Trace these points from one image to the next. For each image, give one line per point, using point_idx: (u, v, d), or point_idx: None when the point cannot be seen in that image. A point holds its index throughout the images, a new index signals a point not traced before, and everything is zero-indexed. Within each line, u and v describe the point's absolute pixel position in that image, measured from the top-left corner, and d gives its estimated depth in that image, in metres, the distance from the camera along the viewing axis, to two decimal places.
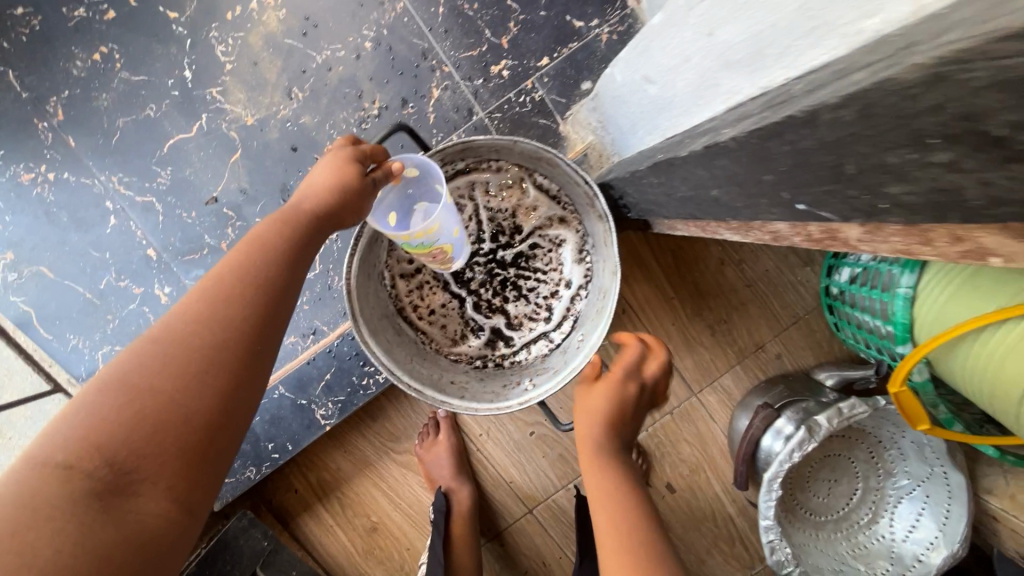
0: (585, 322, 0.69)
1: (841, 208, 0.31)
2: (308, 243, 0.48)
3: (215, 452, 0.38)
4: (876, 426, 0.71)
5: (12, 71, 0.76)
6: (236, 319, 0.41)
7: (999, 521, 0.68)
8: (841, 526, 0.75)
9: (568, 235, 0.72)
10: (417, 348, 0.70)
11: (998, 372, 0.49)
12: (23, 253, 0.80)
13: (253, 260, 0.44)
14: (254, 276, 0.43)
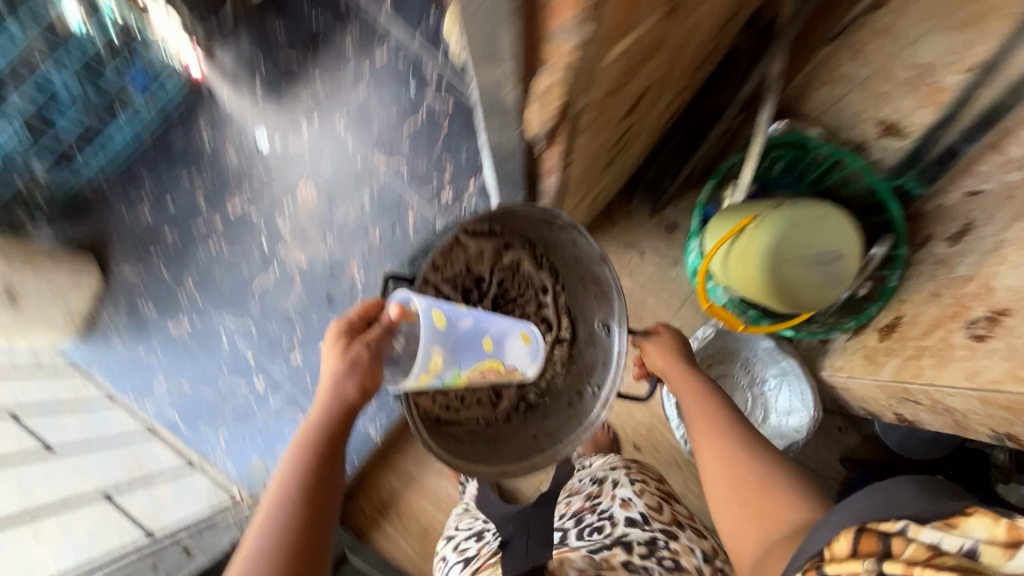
0: (586, 312, 0.89)
1: (559, 188, 0.75)
2: (334, 441, 0.66)
3: None
4: (737, 346, 1.05)
5: (163, 267, 1.26)
6: (293, 541, 0.59)
7: (839, 386, 0.98)
8: (745, 427, 1.05)
9: (520, 255, 0.88)
10: (490, 432, 0.86)
11: (733, 274, 0.88)
12: (171, 377, 1.23)
13: (293, 492, 0.62)
14: (300, 501, 0.61)
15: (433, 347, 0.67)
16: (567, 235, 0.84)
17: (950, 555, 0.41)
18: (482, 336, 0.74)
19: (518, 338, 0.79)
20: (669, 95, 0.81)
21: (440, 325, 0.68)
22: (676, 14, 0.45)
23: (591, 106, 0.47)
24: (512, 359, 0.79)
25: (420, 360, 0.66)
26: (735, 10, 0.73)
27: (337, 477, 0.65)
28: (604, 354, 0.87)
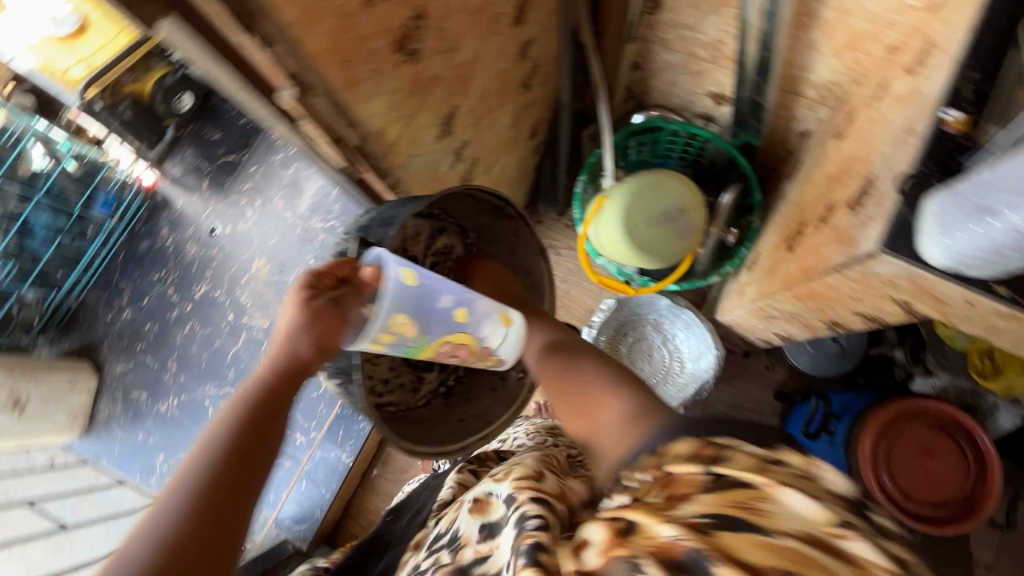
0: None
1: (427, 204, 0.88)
2: (280, 403, 0.55)
3: None
4: (641, 310, 1.17)
5: (148, 357, 1.43)
6: (193, 527, 0.45)
7: (732, 324, 1.08)
8: (666, 379, 1.15)
9: (453, 241, 0.87)
10: (412, 415, 0.82)
11: (605, 249, 1.02)
12: (170, 451, 1.37)
13: (206, 466, 0.49)
14: (212, 476, 0.48)
15: (393, 308, 0.62)
16: (509, 228, 0.85)
17: (778, 472, 0.38)
18: (453, 310, 0.67)
19: (496, 325, 0.70)
20: (509, 112, 0.97)
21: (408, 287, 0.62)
22: (419, 58, 0.60)
23: (374, 135, 0.61)
24: (492, 343, 0.71)
25: (378, 318, 0.61)
26: (535, 35, 0.88)
27: (275, 441, 0.53)
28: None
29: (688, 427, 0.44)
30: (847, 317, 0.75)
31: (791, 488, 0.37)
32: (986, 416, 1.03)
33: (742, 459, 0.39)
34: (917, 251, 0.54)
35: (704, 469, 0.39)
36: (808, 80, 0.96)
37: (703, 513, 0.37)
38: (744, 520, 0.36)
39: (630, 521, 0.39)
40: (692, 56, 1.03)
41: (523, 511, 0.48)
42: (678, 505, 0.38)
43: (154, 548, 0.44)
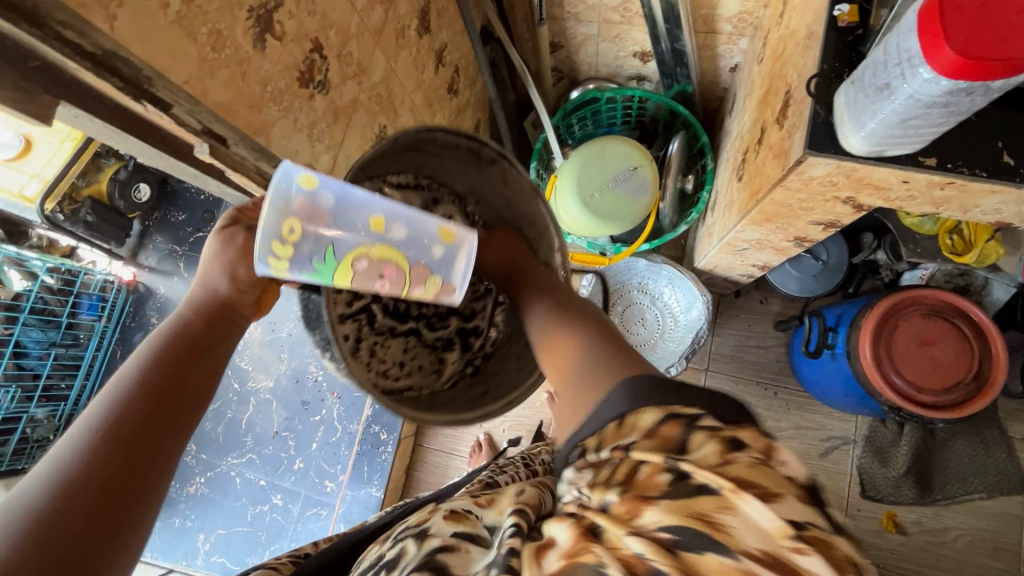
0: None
1: None
2: (203, 349, 0.48)
3: (117, 512, 0.39)
4: (623, 276, 1.18)
5: None
6: (82, 486, 0.38)
7: (713, 269, 1.10)
8: (663, 336, 1.16)
9: (450, 209, 0.74)
10: (436, 398, 0.72)
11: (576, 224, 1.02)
12: (206, 529, 1.30)
13: (110, 414, 0.42)
14: (119, 427, 0.41)
15: (297, 213, 0.47)
16: (497, 173, 0.71)
17: (740, 469, 0.33)
18: (367, 213, 0.50)
19: (436, 242, 0.54)
20: (443, 119, 0.98)
21: (314, 195, 0.47)
22: (329, 88, 0.62)
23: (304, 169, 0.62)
24: (433, 261, 0.55)
25: (263, 224, 0.46)
26: (447, 41, 0.90)
27: (201, 392, 0.47)
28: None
29: (650, 387, 0.41)
30: (808, 231, 0.76)
31: (753, 492, 0.32)
32: (981, 290, 1.05)
33: (702, 447, 0.34)
34: (841, 145, 0.54)
35: (671, 464, 0.34)
36: (720, 17, 0.97)
37: (664, 527, 0.32)
38: (705, 535, 0.31)
39: (593, 522, 0.34)
40: (605, 22, 1.05)
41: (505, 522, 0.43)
42: (641, 513, 0.33)
43: (37, 507, 0.37)
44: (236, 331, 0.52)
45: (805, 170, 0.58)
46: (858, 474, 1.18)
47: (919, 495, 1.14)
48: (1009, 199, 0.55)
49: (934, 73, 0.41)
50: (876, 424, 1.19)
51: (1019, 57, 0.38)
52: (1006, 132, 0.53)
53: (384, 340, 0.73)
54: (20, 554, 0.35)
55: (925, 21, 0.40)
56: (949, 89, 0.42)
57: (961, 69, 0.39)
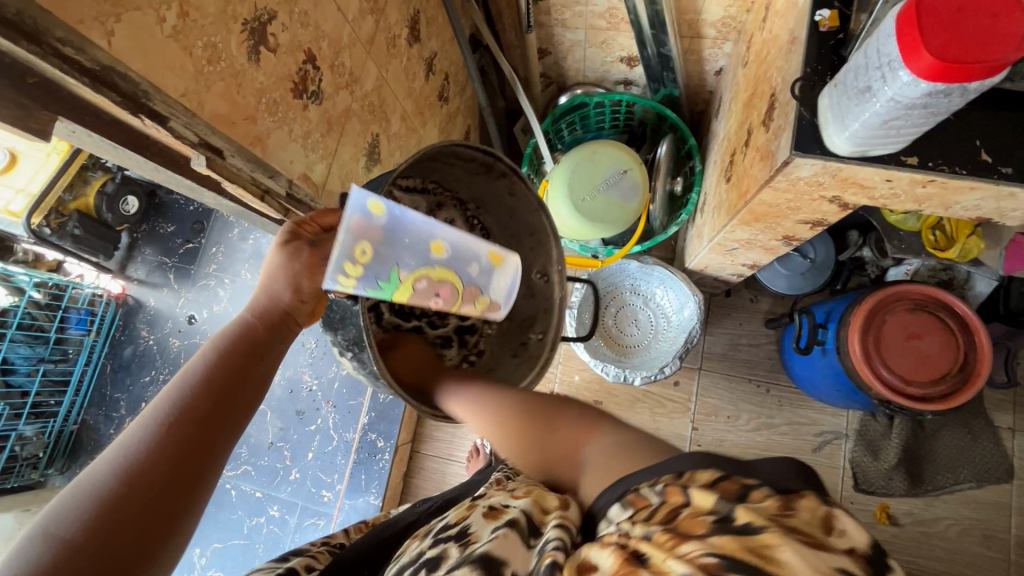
0: (521, 259, 0.80)
1: None
2: (260, 354, 0.53)
3: (175, 499, 0.44)
4: (616, 278, 1.19)
5: None
6: (146, 477, 0.43)
7: (703, 270, 1.13)
8: (656, 336, 1.18)
9: (452, 213, 0.77)
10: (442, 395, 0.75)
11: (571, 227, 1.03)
12: (203, 543, 1.29)
13: (175, 410, 0.46)
14: (180, 420, 0.46)
15: (368, 236, 0.52)
16: (504, 187, 0.74)
17: (791, 522, 0.36)
18: (428, 238, 0.56)
19: (481, 261, 0.62)
20: (434, 126, 0.99)
21: (377, 218, 0.51)
22: (322, 98, 0.63)
23: (299, 179, 0.63)
24: (479, 281, 0.63)
25: (340, 246, 0.50)
26: (436, 49, 0.91)
27: (252, 398, 0.51)
28: (548, 300, 0.79)
29: (706, 455, 0.43)
30: (796, 230, 0.78)
31: (794, 540, 0.34)
32: (964, 284, 1.08)
33: (761, 501, 0.38)
34: (826, 146, 0.56)
35: (719, 507, 0.37)
36: (704, 22, 0.99)
37: (710, 552, 0.34)
38: (751, 563, 0.32)
39: (638, 551, 0.37)
40: (592, 29, 1.06)
41: (546, 536, 0.44)
42: (683, 543, 0.35)
43: (105, 491, 0.42)
44: (292, 336, 0.56)
45: (792, 170, 0.59)
46: (851, 468, 1.20)
47: (910, 486, 1.16)
48: (988, 196, 0.56)
49: (913, 75, 0.43)
50: (867, 418, 1.21)
51: (994, 59, 0.39)
52: (984, 131, 0.55)
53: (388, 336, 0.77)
54: (91, 527, 0.40)
55: (904, 26, 0.42)
56: (930, 90, 0.44)
57: (940, 70, 0.41)
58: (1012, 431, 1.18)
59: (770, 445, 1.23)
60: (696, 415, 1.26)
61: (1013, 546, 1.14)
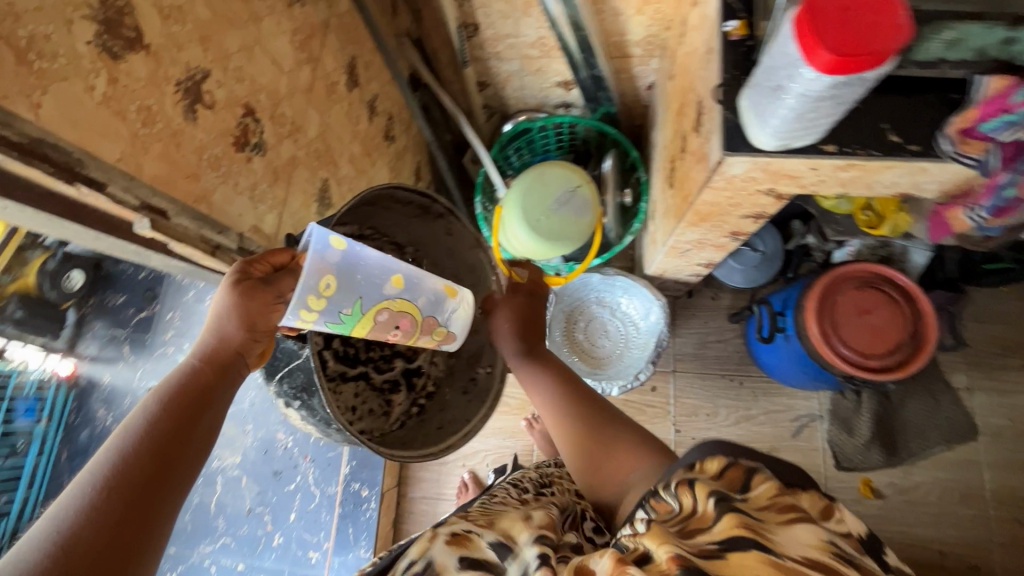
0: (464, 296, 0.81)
1: None
2: (208, 404, 0.48)
3: (113, 571, 0.39)
4: (581, 292, 1.21)
5: None
6: (71, 558, 0.38)
7: (662, 275, 1.16)
8: (627, 345, 1.19)
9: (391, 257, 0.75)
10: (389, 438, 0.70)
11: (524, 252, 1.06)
12: None
13: (110, 475, 0.42)
14: (120, 483, 0.42)
15: (332, 270, 0.52)
16: (441, 227, 0.75)
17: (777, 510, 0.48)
18: (388, 272, 0.56)
19: (441, 297, 0.63)
20: (383, 165, 1.00)
21: (337, 253, 0.51)
22: (266, 149, 0.63)
23: (250, 231, 0.62)
24: (435, 313, 0.63)
25: (302, 281, 0.50)
26: (377, 91, 0.93)
27: (201, 452, 0.47)
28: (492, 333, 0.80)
29: (715, 445, 0.54)
30: (740, 225, 0.82)
31: (783, 523, 0.46)
32: (903, 258, 1.14)
33: (757, 488, 0.51)
34: (752, 143, 0.60)
35: (716, 493, 0.49)
36: (630, 42, 1.04)
37: (714, 540, 0.44)
38: (751, 539, 0.43)
39: (645, 552, 0.44)
40: (526, 58, 1.11)
41: (532, 570, 0.50)
42: (696, 534, 0.46)
43: (31, 568, 0.37)
44: (241, 380, 0.51)
45: (726, 169, 0.63)
46: (830, 448, 1.23)
47: (887, 457, 1.20)
48: (902, 173, 0.61)
49: (814, 72, 0.47)
50: (837, 397, 1.25)
51: (880, 50, 0.43)
52: (889, 115, 0.60)
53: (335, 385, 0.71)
54: None
55: (801, 26, 0.45)
56: (832, 83, 0.48)
57: (837, 63, 0.45)
58: (970, 389, 1.24)
59: (751, 436, 1.25)
60: (677, 417, 1.28)
61: (990, 500, 1.19)
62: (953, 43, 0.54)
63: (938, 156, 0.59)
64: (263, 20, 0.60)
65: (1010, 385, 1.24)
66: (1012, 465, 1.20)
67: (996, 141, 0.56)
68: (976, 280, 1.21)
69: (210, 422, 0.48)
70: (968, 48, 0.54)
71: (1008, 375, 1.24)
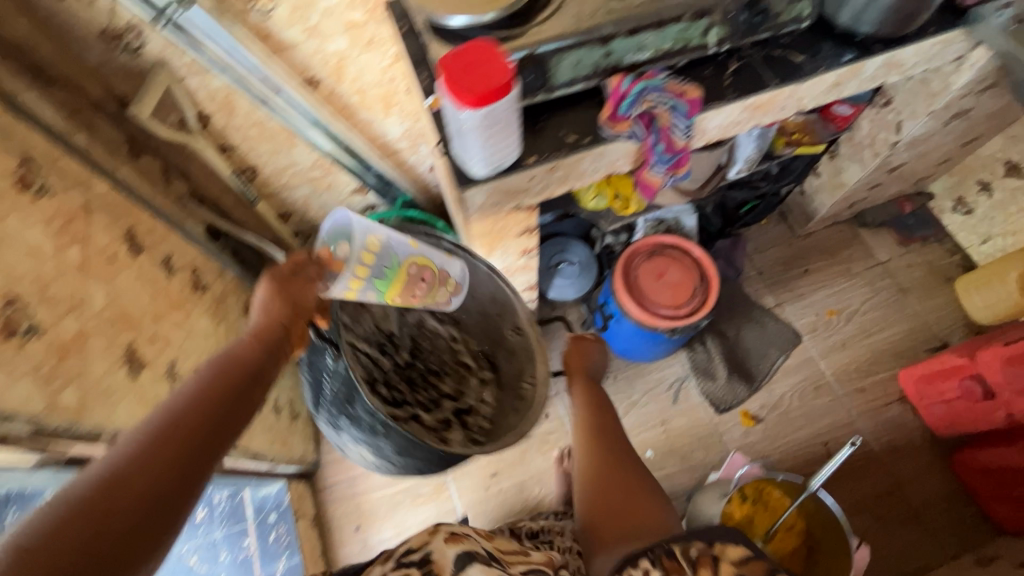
0: (498, 329, 1.05)
1: None
2: (261, 372, 0.62)
3: (186, 476, 0.51)
4: None
5: None
6: (159, 460, 0.50)
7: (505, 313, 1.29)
8: None
9: (420, 316, 1.07)
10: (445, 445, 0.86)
11: None
12: None
13: (178, 416, 0.53)
14: (197, 415, 0.54)
15: (369, 239, 0.74)
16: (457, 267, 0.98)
17: None
18: (407, 240, 0.81)
19: (445, 256, 0.89)
20: (202, 313, 1.03)
21: (367, 228, 0.74)
22: (42, 330, 0.64)
23: (43, 410, 0.62)
24: (445, 269, 0.88)
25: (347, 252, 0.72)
26: (169, 249, 0.97)
27: (251, 408, 0.60)
28: (530, 350, 1.01)
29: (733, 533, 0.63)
30: (521, 242, 0.97)
31: None
32: (679, 225, 1.39)
33: None
34: (475, 176, 0.76)
35: None
36: (392, 140, 1.22)
37: None
38: None
39: None
40: (313, 179, 1.23)
41: None
42: None
43: (127, 463, 0.48)
44: (279, 357, 0.66)
45: (470, 202, 0.78)
46: (706, 399, 1.38)
47: (748, 385, 1.38)
48: (592, 160, 0.81)
49: (472, 116, 0.64)
50: (692, 353, 1.42)
51: (502, 84, 0.62)
52: (561, 127, 0.80)
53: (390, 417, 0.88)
54: (107, 493, 0.46)
55: (447, 86, 0.62)
56: (490, 113, 0.64)
57: (479, 97, 0.61)
58: (780, 305, 1.49)
59: (642, 419, 1.37)
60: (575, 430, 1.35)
61: (835, 384, 1.40)
62: (575, 65, 0.77)
63: (605, 140, 0.79)
64: (4, 219, 0.64)
65: (804, 289, 1.51)
66: (836, 349, 1.44)
67: (634, 119, 0.77)
68: (739, 223, 1.50)
69: (259, 386, 0.62)
70: (586, 65, 0.78)
71: (796, 283, 1.52)
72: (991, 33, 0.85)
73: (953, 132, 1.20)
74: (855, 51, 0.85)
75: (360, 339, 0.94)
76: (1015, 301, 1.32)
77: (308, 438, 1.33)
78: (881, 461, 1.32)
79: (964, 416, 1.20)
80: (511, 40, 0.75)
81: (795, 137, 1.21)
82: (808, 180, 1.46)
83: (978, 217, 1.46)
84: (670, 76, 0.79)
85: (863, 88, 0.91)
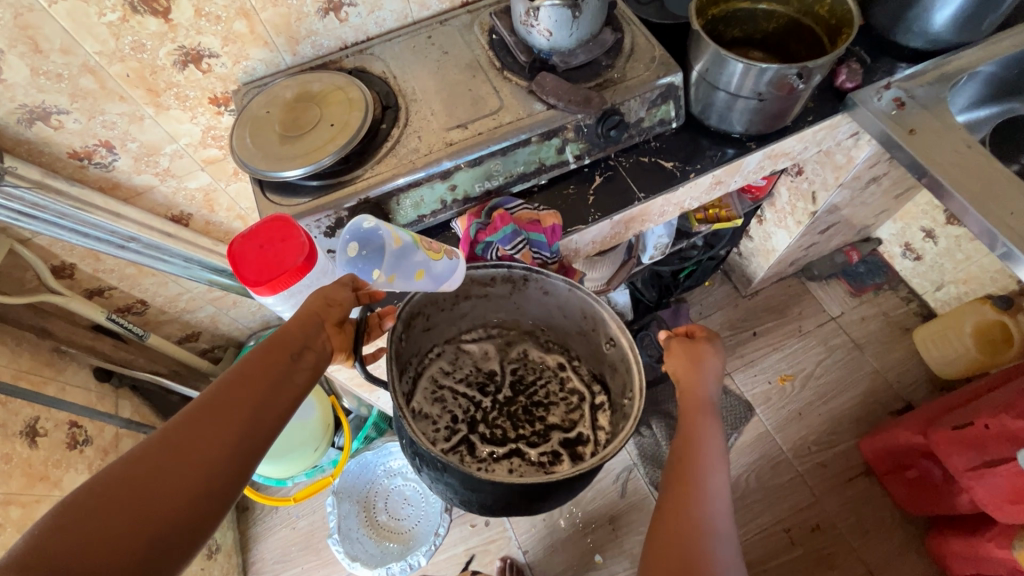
0: (594, 346, 0.74)
1: None
2: (303, 365, 0.55)
3: (220, 475, 0.47)
4: (361, 475, 1.25)
5: None
6: (191, 457, 0.46)
7: None
8: (422, 500, 1.23)
9: (523, 346, 0.82)
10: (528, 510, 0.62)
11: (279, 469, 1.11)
12: None
13: (214, 413, 0.49)
14: (234, 411, 0.49)
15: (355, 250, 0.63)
16: (537, 289, 0.72)
17: None
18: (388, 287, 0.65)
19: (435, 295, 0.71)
20: (80, 471, 0.96)
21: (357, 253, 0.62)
22: None
23: None
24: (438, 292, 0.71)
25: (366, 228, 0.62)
26: (37, 411, 0.91)
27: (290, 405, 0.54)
28: (624, 365, 0.67)
29: None
30: None
31: None
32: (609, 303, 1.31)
33: None
34: None
35: None
36: None
37: None
38: None
39: None
40: (214, 300, 1.17)
41: None
42: None
43: (157, 458, 0.45)
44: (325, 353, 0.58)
45: None
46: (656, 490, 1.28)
47: None
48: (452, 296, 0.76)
49: (275, 299, 0.57)
50: (638, 439, 1.33)
51: (295, 266, 0.55)
52: None
53: (486, 466, 0.71)
54: (136, 489, 0.43)
55: (236, 277, 0.56)
56: (297, 292, 0.58)
57: (273, 284, 0.55)
58: (729, 374, 1.41)
59: (589, 517, 1.27)
60: (518, 537, 1.26)
61: (794, 460, 1.30)
62: (417, 204, 0.72)
63: None
64: None
65: (753, 355, 1.43)
66: (793, 419, 1.34)
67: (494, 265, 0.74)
68: (678, 288, 1.41)
69: (300, 381, 0.55)
70: (430, 202, 0.73)
71: (745, 347, 1.44)
72: (869, 118, 0.77)
73: (877, 190, 1.13)
74: (734, 148, 0.79)
75: (458, 385, 0.78)
76: (973, 357, 1.23)
77: (232, 570, 1.23)
78: (850, 544, 1.20)
79: (930, 495, 1.11)
80: (345, 185, 0.70)
81: (709, 214, 1.13)
82: (743, 243, 1.39)
83: (927, 263, 1.37)
84: (523, 204, 0.75)
85: (750, 180, 0.85)
